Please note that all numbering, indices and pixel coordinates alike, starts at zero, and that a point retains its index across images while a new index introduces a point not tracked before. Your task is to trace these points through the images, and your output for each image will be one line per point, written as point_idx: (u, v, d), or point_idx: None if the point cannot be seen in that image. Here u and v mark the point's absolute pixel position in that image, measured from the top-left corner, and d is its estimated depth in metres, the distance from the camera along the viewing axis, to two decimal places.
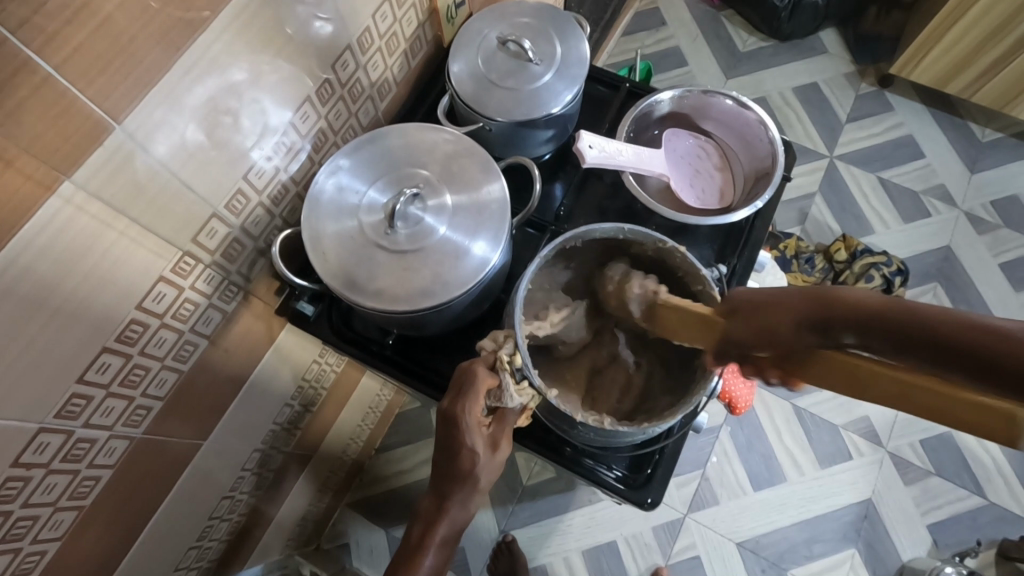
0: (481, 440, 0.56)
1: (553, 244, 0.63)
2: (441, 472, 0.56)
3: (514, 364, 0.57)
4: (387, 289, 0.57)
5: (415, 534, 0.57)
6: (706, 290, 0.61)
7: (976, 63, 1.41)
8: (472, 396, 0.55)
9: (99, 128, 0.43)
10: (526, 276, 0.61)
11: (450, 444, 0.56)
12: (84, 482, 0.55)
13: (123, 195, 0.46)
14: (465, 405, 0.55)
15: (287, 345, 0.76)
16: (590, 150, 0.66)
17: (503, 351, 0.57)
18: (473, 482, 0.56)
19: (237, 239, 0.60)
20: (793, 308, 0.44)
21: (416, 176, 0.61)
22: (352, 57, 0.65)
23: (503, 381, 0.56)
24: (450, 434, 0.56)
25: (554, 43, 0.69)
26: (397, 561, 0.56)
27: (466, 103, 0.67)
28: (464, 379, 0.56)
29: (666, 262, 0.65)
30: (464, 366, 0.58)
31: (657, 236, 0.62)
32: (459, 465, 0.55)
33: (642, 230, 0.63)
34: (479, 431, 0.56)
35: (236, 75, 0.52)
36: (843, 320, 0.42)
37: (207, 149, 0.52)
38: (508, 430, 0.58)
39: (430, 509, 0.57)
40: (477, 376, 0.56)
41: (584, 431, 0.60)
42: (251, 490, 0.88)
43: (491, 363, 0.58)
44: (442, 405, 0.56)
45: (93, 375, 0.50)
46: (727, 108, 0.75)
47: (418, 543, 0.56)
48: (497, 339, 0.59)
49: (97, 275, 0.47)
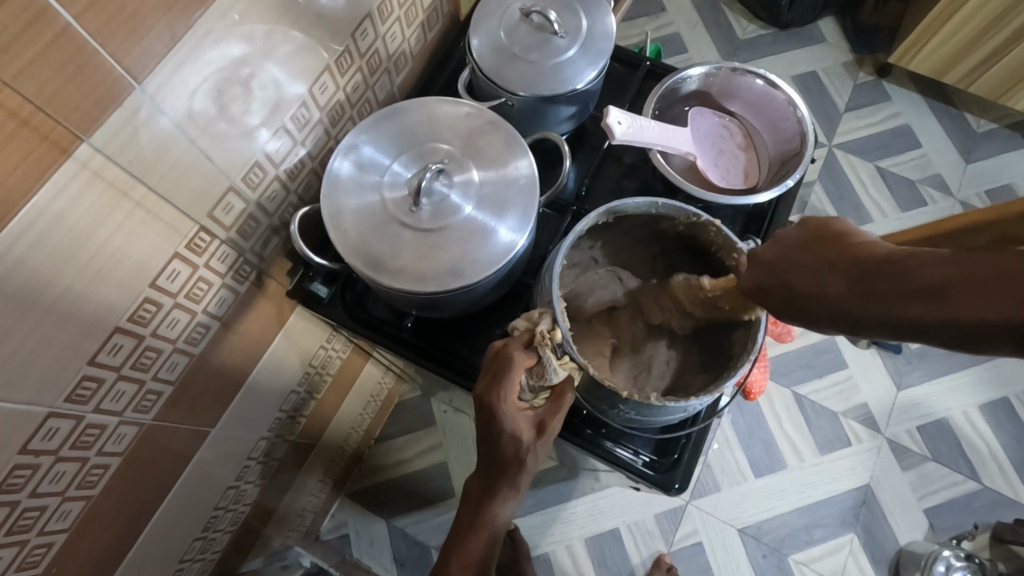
0: (524, 424, 0.53)
1: (587, 219, 0.60)
2: (483, 456, 0.54)
3: (555, 339, 0.56)
4: (412, 268, 0.55)
5: (465, 516, 0.54)
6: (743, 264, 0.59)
7: (976, 53, 1.41)
8: (509, 379, 0.53)
9: (118, 86, 0.40)
10: (562, 250, 0.59)
11: (490, 431, 0.53)
12: (92, 471, 0.52)
13: (140, 164, 0.43)
14: (502, 389, 0.53)
15: (296, 328, 0.73)
16: (619, 125, 0.63)
17: (541, 326, 0.56)
18: (518, 465, 0.53)
19: (252, 216, 0.57)
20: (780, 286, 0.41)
21: (439, 150, 0.59)
22: (371, 26, 0.62)
23: (543, 357, 0.55)
24: (488, 420, 0.53)
25: (579, 16, 0.66)
26: (448, 551, 0.53)
27: (490, 78, 0.65)
28: (500, 364, 0.55)
29: (698, 236, 0.64)
30: (497, 350, 0.56)
31: (692, 210, 0.61)
32: (502, 451, 0.53)
33: (675, 203, 0.61)
34: (519, 415, 0.53)
35: (253, 43, 0.49)
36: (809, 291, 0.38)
37: (223, 119, 0.49)
38: (558, 413, 0.55)
39: (479, 490, 0.54)
40: (514, 358, 0.54)
41: (624, 410, 0.59)
42: (256, 480, 0.86)
43: (527, 342, 0.56)
44: (478, 391, 0.55)
45: (105, 356, 0.47)
46: (755, 86, 0.74)
47: (468, 527, 0.53)
48: (532, 318, 0.58)
49: (112, 249, 0.44)
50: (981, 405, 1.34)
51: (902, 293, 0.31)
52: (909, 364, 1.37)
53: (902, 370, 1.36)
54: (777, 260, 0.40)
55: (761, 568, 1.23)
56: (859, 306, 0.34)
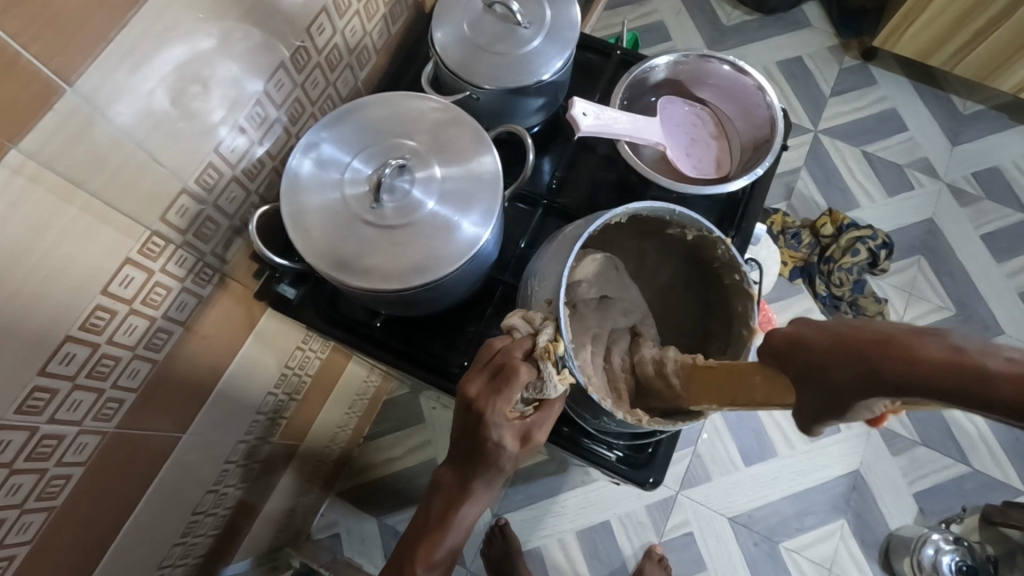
0: (512, 434, 0.50)
1: (601, 219, 0.56)
2: (460, 455, 0.51)
3: (557, 352, 0.52)
4: (378, 267, 0.53)
5: (433, 515, 0.51)
6: (744, 290, 0.58)
7: (960, 34, 1.40)
8: (508, 388, 0.49)
9: (48, 90, 0.38)
10: (570, 257, 0.55)
11: (473, 437, 0.49)
12: (52, 482, 0.51)
13: (83, 169, 0.42)
14: (499, 397, 0.49)
15: (268, 329, 0.72)
16: (584, 117, 0.62)
17: (545, 336, 0.52)
18: (496, 469, 0.50)
19: (210, 217, 0.56)
20: (814, 362, 0.37)
21: (402, 146, 0.57)
22: (328, 21, 0.60)
23: (546, 371, 0.51)
24: (475, 427, 0.49)
25: (543, 6, 0.65)
26: (411, 544, 0.51)
27: (452, 71, 0.63)
28: (500, 369, 0.50)
29: (702, 248, 0.62)
30: (501, 354, 0.51)
31: (708, 226, 0.57)
32: (483, 456, 0.49)
33: (693, 216, 0.57)
34: (508, 425, 0.49)
35: (202, 44, 0.48)
36: (852, 373, 0.35)
37: (172, 119, 0.48)
38: (546, 426, 0.52)
39: (454, 485, 0.51)
40: (516, 372, 0.49)
41: (608, 422, 0.58)
42: (237, 483, 0.85)
43: (529, 352, 0.52)
44: (470, 392, 0.50)
45: (57, 366, 0.46)
46: (724, 73, 0.72)
47: (438, 523, 0.51)
48: (534, 322, 0.54)
49: (58, 256, 0.43)
50: None
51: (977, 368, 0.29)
52: None
53: None
54: (816, 338, 0.38)
55: (753, 557, 1.23)
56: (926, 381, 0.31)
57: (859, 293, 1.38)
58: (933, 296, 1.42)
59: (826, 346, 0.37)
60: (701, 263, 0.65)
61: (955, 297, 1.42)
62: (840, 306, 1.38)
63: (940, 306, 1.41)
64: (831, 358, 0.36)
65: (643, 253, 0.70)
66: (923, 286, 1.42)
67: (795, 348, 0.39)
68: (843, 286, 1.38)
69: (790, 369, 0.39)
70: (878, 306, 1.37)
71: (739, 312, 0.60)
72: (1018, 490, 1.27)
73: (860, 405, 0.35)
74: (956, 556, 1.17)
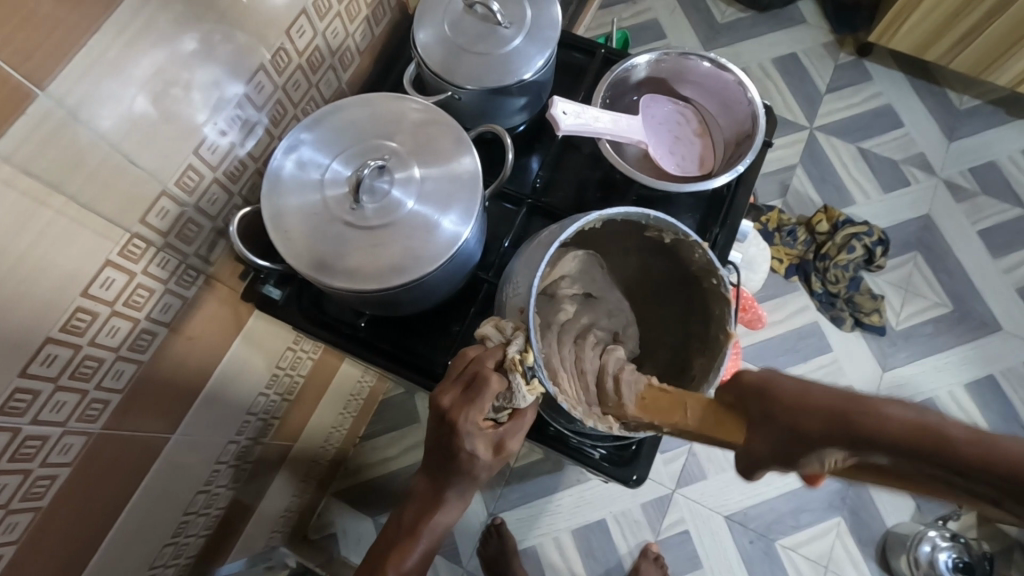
0: (484, 444, 0.52)
1: (574, 226, 0.56)
2: (435, 465, 0.54)
3: (526, 363, 0.51)
4: (359, 269, 0.54)
5: (408, 519, 0.55)
6: (722, 293, 0.58)
7: (954, 29, 1.39)
8: (478, 401, 0.51)
9: (21, 95, 0.39)
10: (543, 263, 0.55)
11: (447, 446, 0.52)
12: (38, 482, 0.52)
13: (59, 169, 0.43)
14: (469, 410, 0.51)
15: (256, 329, 0.72)
16: (564, 116, 0.62)
17: (513, 348, 0.52)
18: (470, 479, 0.53)
19: (192, 219, 0.56)
20: (779, 406, 0.37)
21: (382, 148, 0.57)
22: (308, 23, 0.61)
23: (514, 383, 0.51)
24: (449, 437, 0.52)
25: (524, 6, 0.65)
26: (385, 548, 0.55)
27: (434, 72, 0.64)
28: (472, 381, 0.52)
29: (679, 252, 0.62)
30: (473, 365, 0.52)
31: (684, 231, 0.57)
32: (457, 464, 0.52)
33: (668, 220, 0.57)
34: (480, 435, 0.51)
35: (178, 47, 0.49)
36: (814, 422, 0.35)
37: (150, 122, 0.49)
38: (519, 433, 0.53)
39: (427, 495, 0.55)
40: (487, 384, 0.50)
41: (584, 426, 0.57)
42: (229, 483, 0.86)
43: (500, 362, 0.52)
44: (443, 404, 0.52)
45: (39, 368, 0.47)
46: (705, 70, 0.72)
47: (411, 529, 0.55)
48: (505, 330, 0.54)
49: (36, 257, 0.43)
50: (967, 384, 1.34)
51: (941, 434, 0.30)
52: (894, 345, 1.37)
53: (887, 352, 1.37)
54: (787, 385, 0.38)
55: (748, 555, 1.23)
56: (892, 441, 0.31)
57: (856, 290, 1.39)
58: (929, 292, 1.41)
59: (795, 394, 0.37)
60: (679, 266, 0.65)
61: (952, 293, 1.41)
62: (836, 303, 1.38)
63: (936, 302, 1.40)
64: (796, 404, 0.36)
65: (622, 255, 0.70)
66: (919, 282, 1.42)
67: (763, 392, 0.39)
68: (839, 284, 1.37)
69: (755, 411, 0.39)
70: (874, 303, 1.37)
71: (717, 314, 0.60)
72: None
73: (820, 458, 0.35)
74: (953, 553, 1.16)
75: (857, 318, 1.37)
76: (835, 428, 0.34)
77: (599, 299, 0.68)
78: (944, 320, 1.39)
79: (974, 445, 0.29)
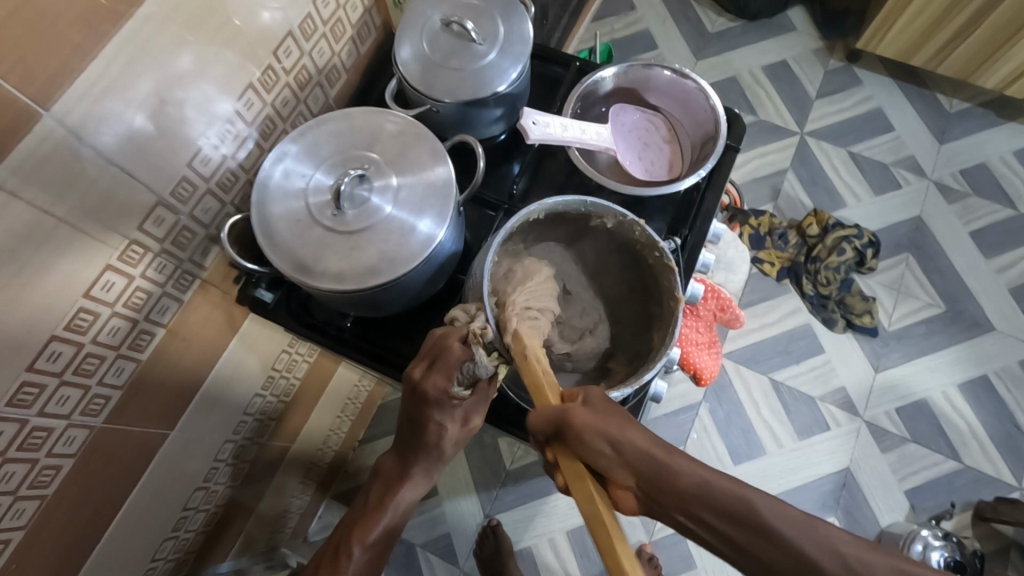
0: (452, 416, 0.59)
1: (515, 218, 0.63)
2: (407, 440, 0.62)
3: (487, 338, 0.56)
4: (339, 271, 0.58)
5: (377, 493, 0.64)
6: (665, 262, 0.64)
7: (941, 32, 1.41)
8: (443, 376, 0.56)
9: (26, 113, 0.43)
10: (492, 248, 0.60)
11: (419, 418, 0.59)
12: (44, 471, 0.56)
13: (58, 182, 0.47)
14: (436, 384, 0.56)
15: (251, 332, 0.76)
16: (533, 125, 0.66)
17: (476, 324, 0.56)
18: (437, 454, 0.61)
19: (186, 227, 0.61)
20: (623, 421, 0.51)
21: (363, 158, 0.61)
22: (295, 44, 0.65)
23: (477, 358, 0.55)
24: (420, 408, 0.58)
25: (497, 23, 0.69)
26: (353, 522, 0.63)
27: (414, 86, 0.68)
28: (437, 356, 0.56)
29: (622, 235, 0.68)
30: (438, 341, 0.57)
31: (618, 210, 0.64)
32: (426, 436, 0.60)
33: (603, 203, 0.65)
34: (449, 409, 0.59)
35: (172, 70, 0.53)
36: (641, 443, 0.49)
37: (144, 139, 0.53)
38: (482, 405, 0.60)
39: (392, 473, 0.64)
40: (450, 356, 0.56)
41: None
42: (228, 481, 0.89)
43: (464, 337, 0.56)
44: (414, 378, 0.57)
45: (44, 363, 0.51)
46: (667, 79, 0.77)
47: (378, 503, 0.63)
48: (470, 310, 0.58)
49: (39, 262, 0.47)
50: (960, 385, 1.35)
51: (714, 485, 0.47)
52: (886, 346, 1.39)
53: (880, 352, 1.38)
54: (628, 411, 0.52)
55: None
56: (685, 477, 0.47)
57: (846, 291, 1.40)
58: (921, 293, 1.42)
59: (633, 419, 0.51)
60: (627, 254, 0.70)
61: (944, 293, 1.42)
62: (828, 305, 1.40)
63: (928, 303, 1.41)
64: (635, 428, 0.50)
65: (582, 254, 0.72)
66: (911, 284, 1.43)
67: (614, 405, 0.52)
68: (830, 286, 1.39)
69: (602, 411, 0.51)
70: (865, 305, 1.39)
71: (665, 284, 0.65)
72: (1010, 485, 1.28)
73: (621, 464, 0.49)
74: (946, 553, 1.15)
75: (848, 319, 1.39)
76: (654, 457, 0.49)
77: (570, 295, 0.70)
78: (936, 320, 1.40)
79: (732, 497, 0.46)
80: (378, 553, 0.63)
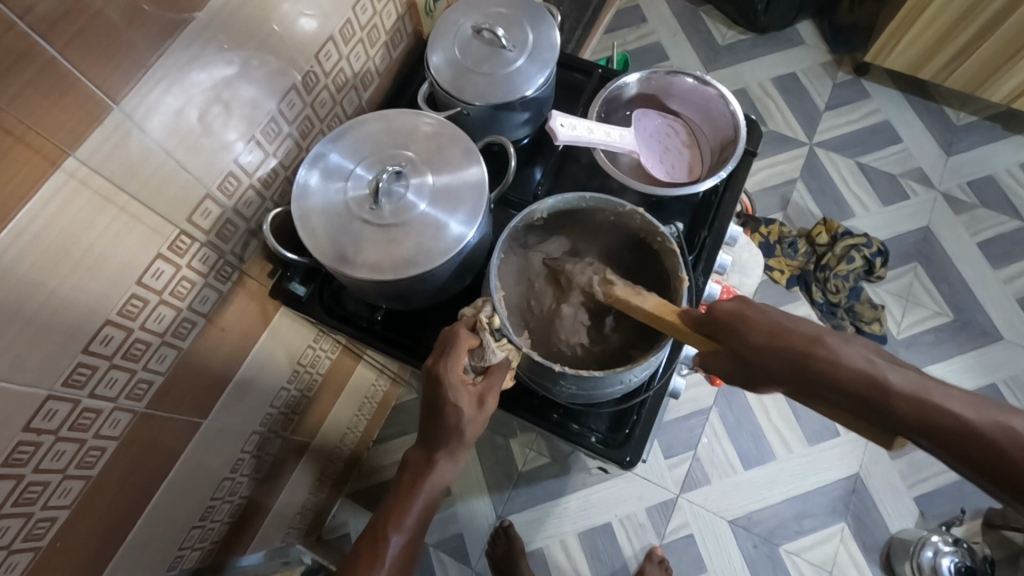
0: (467, 398, 0.59)
1: (520, 216, 0.68)
2: (428, 426, 0.61)
3: (494, 325, 0.62)
4: (376, 261, 0.60)
5: (404, 484, 0.61)
6: (668, 247, 0.65)
7: (948, 46, 1.44)
8: (453, 354, 0.60)
9: (99, 108, 0.47)
10: (497, 247, 0.65)
11: (436, 400, 0.60)
12: (90, 452, 0.58)
13: (123, 173, 0.50)
14: (449, 363, 0.59)
15: (281, 327, 0.79)
16: (561, 127, 0.69)
17: (483, 312, 0.62)
18: (458, 437, 0.60)
19: (229, 220, 0.64)
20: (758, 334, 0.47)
21: (399, 156, 0.64)
22: (335, 49, 0.69)
23: (484, 340, 0.61)
24: (437, 390, 0.60)
25: (526, 31, 0.72)
26: (385, 512, 0.60)
27: (446, 89, 0.71)
28: (447, 341, 0.61)
29: (628, 228, 0.69)
30: (446, 330, 0.62)
31: (616, 201, 0.66)
32: (446, 420, 0.59)
33: (602, 197, 0.67)
34: (464, 389, 0.60)
35: (226, 69, 0.56)
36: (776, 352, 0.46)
37: (198, 134, 0.56)
38: (495, 390, 0.61)
39: (420, 463, 0.62)
40: (459, 336, 0.60)
41: (566, 384, 0.63)
42: (251, 474, 0.91)
43: (471, 325, 0.62)
44: (428, 364, 0.61)
45: (98, 346, 0.53)
46: (688, 86, 0.80)
47: (408, 489, 0.61)
48: (477, 305, 0.64)
49: (99, 249, 0.50)
50: None
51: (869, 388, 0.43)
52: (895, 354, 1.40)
53: None
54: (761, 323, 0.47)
55: (752, 558, 1.24)
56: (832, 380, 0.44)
57: (856, 299, 1.42)
58: (929, 301, 1.44)
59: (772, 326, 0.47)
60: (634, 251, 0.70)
61: (951, 302, 1.44)
62: (837, 312, 1.41)
63: (936, 311, 1.43)
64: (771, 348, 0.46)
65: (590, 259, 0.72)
66: (919, 292, 1.45)
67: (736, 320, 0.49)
68: (839, 293, 1.41)
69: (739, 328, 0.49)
70: (874, 312, 1.40)
71: (670, 268, 0.66)
72: None
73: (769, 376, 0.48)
74: (956, 558, 1.14)
75: (857, 326, 1.40)
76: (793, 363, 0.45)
77: None
78: (945, 329, 1.42)
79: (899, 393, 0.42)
80: (412, 544, 0.59)
